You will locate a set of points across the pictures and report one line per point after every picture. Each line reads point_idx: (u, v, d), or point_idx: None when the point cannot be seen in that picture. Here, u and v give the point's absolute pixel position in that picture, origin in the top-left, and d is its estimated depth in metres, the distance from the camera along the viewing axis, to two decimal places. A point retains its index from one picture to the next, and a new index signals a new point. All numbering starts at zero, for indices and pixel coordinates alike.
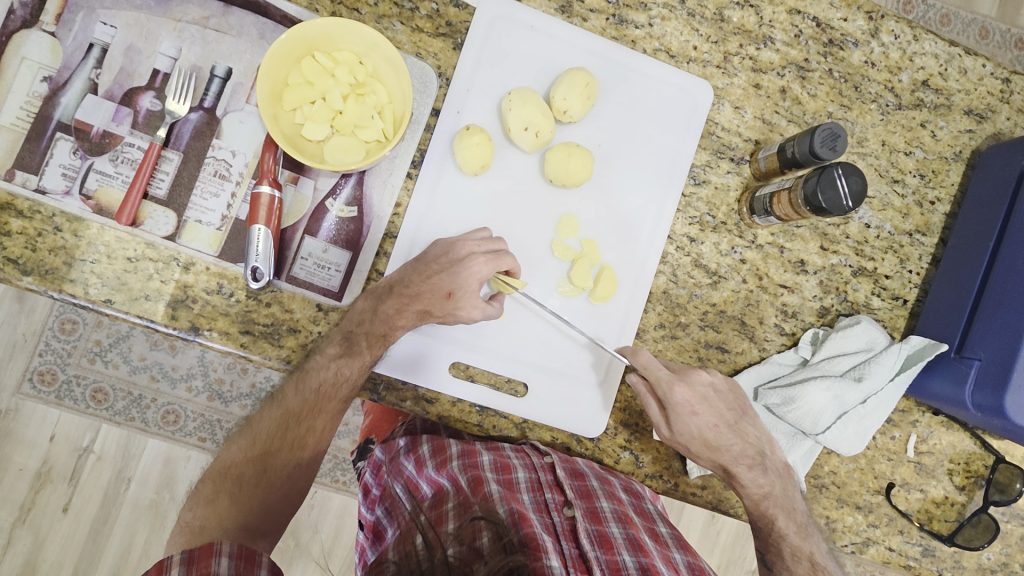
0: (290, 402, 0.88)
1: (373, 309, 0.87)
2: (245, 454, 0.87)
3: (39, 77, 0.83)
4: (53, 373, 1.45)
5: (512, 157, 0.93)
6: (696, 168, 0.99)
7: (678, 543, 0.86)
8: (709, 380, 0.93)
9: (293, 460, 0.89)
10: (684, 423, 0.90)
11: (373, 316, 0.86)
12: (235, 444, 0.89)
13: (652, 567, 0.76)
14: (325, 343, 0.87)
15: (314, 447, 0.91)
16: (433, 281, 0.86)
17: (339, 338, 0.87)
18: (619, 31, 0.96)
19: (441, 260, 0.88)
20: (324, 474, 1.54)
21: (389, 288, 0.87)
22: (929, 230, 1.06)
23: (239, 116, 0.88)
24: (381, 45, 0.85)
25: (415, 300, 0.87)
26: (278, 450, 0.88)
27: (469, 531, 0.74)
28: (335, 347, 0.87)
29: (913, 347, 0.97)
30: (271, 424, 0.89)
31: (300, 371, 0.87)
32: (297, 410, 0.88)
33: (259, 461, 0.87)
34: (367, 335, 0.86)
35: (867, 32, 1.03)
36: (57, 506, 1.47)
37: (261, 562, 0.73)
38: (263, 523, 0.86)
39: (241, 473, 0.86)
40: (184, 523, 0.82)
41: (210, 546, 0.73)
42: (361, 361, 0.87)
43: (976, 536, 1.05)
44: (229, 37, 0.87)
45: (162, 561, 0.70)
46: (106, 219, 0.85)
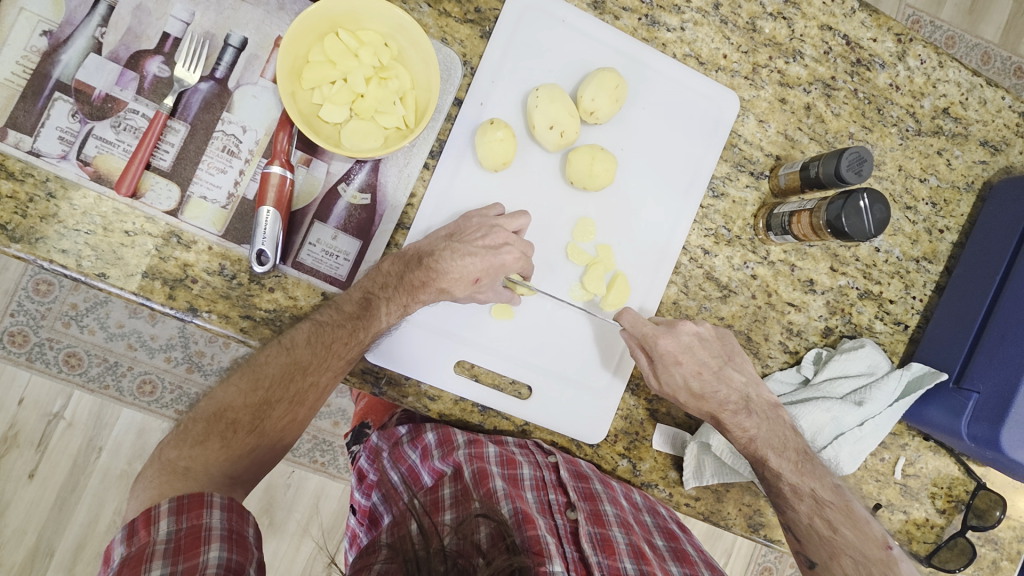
0: (300, 353, 0.81)
1: (399, 274, 0.84)
2: (244, 399, 0.80)
3: (38, 31, 0.78)
4: (25, 335, 1.39)
5: (533, 155, 0.91)
6: (715, 180, 0.98)
7: (675, 555, 0.85)
8: (695, 329, 0.93)
9: (291, 415, 0.83)
10: (670, 372, 0.91)
11: (398, 283, 0.84)
12: (233, 385, 0.80)
13: None
14: (343, 299, 0.83)
15: (312, 404, 0.85)
16: (463, 265, 0.84)
17: (357, 297, 0.83)
18: (650, 33, 0.94)
19: (476, 245, 0.85)
20: (304, 455, 1.51)
21: (417, 258, 0.84)
22: (936, 258, 1.06)
23: (252, 90, 0.83)
24: (408, 28, 0.81)
25: (440, 278, 0.85)
26: (277, 402, 0.81)
27: (469, 525, 0.72)
28: (351, 306, 0.82)
29: (914, 374, 0.98)
30: (275, 372, 0.81)
31: (313, 322, 0.82)
32: (305, 362, 0.81)
33: (257, 410, 0.80)
34: (388, 301, 0.84)
35: (894, 55, 1.02)
36: (22, 471, 1.42)
37: (252, 517, 0.72)
38: (248, 473, 0.79)
39: (236, 419, 0.79)
40: (166, 459, 0.74)
41: (200, 496, 0.70)
42: (377, 325, 0.84)
43: (952, 559, 1.08)
44: (246, 5, 0.82)
45: (151, 509, 0.68)
46: (104, 189, 0.80)
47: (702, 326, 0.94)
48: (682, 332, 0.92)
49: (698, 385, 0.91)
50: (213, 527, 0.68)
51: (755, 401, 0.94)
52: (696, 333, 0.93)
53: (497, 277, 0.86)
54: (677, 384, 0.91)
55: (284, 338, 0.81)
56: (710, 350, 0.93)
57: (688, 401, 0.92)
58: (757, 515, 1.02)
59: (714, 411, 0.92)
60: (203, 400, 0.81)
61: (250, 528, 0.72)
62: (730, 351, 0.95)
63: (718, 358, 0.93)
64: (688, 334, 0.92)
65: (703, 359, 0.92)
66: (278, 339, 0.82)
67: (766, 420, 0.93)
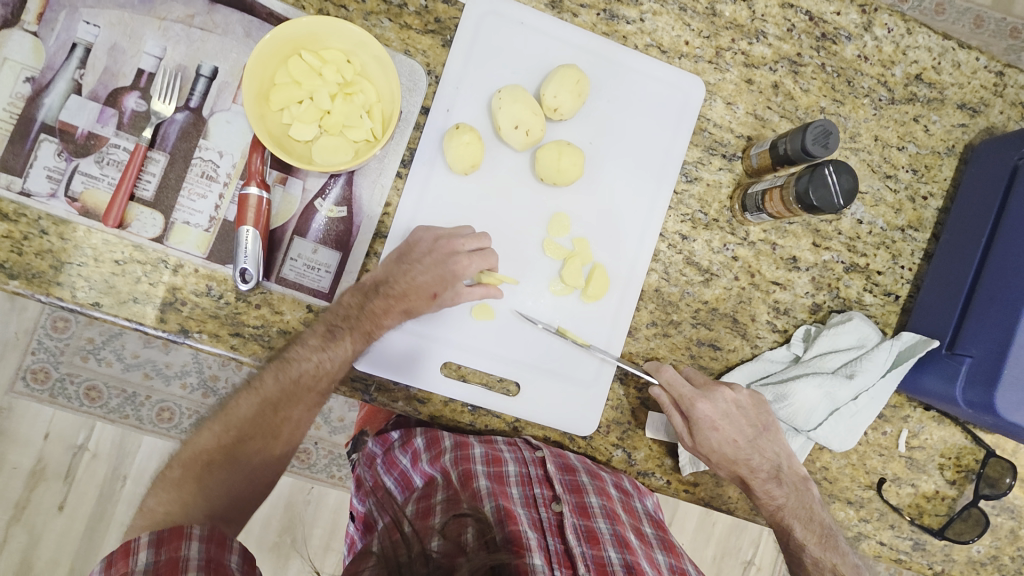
0: (269, 389, 0.84)
1: (360, 304, 0.85)
2: (218, 441, 0.83)
3: (22, 78, 0.82)
4: (46, 372, 1.45)
5: (502, 155, 0.93)
6: (688, 165, 0.99)
7: (662, 544, 0.88)
8: (733, 397, 0.93)
9: (266, 450, 0.86)
10: (707, 442, 0.92)
11: (360, 312, 0.86)
12: (208, 429, 0.83)
13: (637, 566, 0.78)
14: (307, 333, 0.85)
15: (288, 438, 0.88)
16: (420, 282, 0.88)
17: (322, 329, 0.85)
18: (610, 27, 0.95)
19: (427, 258, 0.88)
20: (320, 470, 1.54)
21: (376, 284, 0.86)
22: (921, 225, 1.05)
23: (225, 116, 0.87)
24: (368, 44, 0.83)
25: (402, 299, 0.87)
26: (251, 439, 0.84)
27: (455, 526, 0.73)
28: (316, 338, 0.84)
29: (905, 343, 0.96)
30: (247, 411, 0.84)
31: (280, 359, 0.85)
32: (275, 398, 0.84)
33: (231, 449, 0.83)
34: (351, 330, 0.85)
35: (860, 26, 1.02)
36: (51, 504, 1.47)
37: (233, 546, 0.73)
38: (229, 512, 0.82)
39: (211, 460, 0.82)
40: (146, 507, 0.77)
41: (179, 529, 0.72)
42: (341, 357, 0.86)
43: (966, 530, 1.06)
44: (215, 35, 0.86)
45: (131, 541, 0.69)
46: (93, 222, 0.84)
47: (741, 393, 0.94)
48: (719, 397, 0.92)
49: (731, 451, 0.93)
50: (190, 558, 0.69)
51: (785, 470, 0.95)
52: (734, 401, 0.93)
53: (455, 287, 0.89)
54: (712, 450, 0.92)
55: (254, 379, 0.84)
56: (746, 416, 0.93)
57: (721, 464, 0.94)
58: None
59: (744, 476, 0.94)
60: (180, 446, 0.84)
61: (233, 555, 0.73)
62: (767, 420, 0.94)
63: (755, 427, 0.93)
64: (726, 399, 0.92)
65: (740, 427, 0.92)
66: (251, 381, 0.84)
67: (796, 490, 0.95)
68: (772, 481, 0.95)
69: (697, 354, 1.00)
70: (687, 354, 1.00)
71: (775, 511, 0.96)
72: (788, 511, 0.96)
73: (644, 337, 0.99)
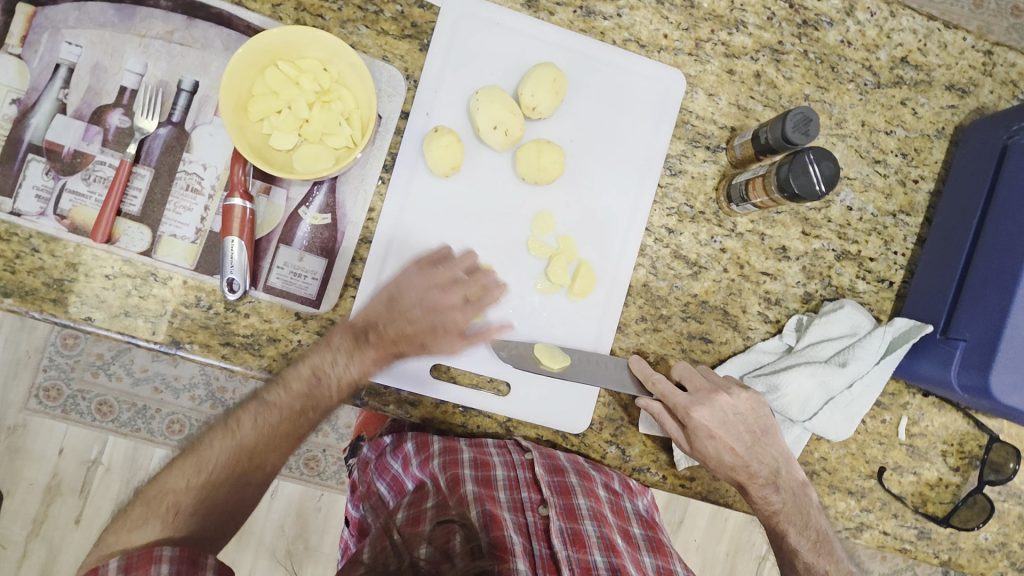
0: (247, 433, 0.83)
1: (350, 349, 0.84)
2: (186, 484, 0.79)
3: (8, 100, 0.84)
4: (58, 389, 1.47)
5: (483, 156, 0.93)
6: (671, 158, 0.98)
7: (650, 545, 0.90)
8: (731, 403, 0.90)
9: (240, 497, 0.83)
10: (704, 447, 0.90)
11: (349, 355, 0.84)
12: (175, 470, 0.80)
13: (622, 569, 0.79)
14: (289, 374, 0.84)
15: (258, 483, 0.86)
16: (411, 330, 0.85)
17: (306, 373, 0.84)
18: (587, 23, 0.95)
19: (417, 303, 0.85)
20: (330, 477, 1.56)
21: (366, 327, 0.85)
22: (913, 210, 1.04)
23: (208, 129, 0.88)
24: (343, 51, 0.84)
25: (393, 345, 0.85)
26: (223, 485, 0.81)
27: (442, 532, 0.72)
28: (299, 382, 0.84)
29: (897, 330, 0.95)
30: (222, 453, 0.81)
31: (259, 402, 0.84)
32: (253, 443, 0.83)
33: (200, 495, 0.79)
34: (337, 378, 0.85)
35: (841, 11, 1.01)
36: (68, 518, 1.49)
37: (205, 564, 0.74)
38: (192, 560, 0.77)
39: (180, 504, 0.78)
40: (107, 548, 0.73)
41: (149, 551, 0.72)
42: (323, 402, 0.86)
43: (972, 517, 1.05)
44: (194, 50, 0.87)
45: (101, 564, 0.70)
46: (82, 238, 0.85)
47: (740, 398, 0.91)
48: (717, 404, 0.90)
49: (730, 460, 0.91)
50: None
51: (784, 476, 0.93)
52: (732, 408, 0.90)
53: (448, 335, 0.86)
54: (709, 457, 0.91)
55: (229, 423, 0.83)
56: (745, 424, 0.91)
57: (719, 470, 0.92)
58: None
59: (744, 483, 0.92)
60: (141, 489, 0.79)
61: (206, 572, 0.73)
62: (765, 425, 0.92)
63: (752, 433, 0.91)
64: (724, 407, 0.90)
65: (738, 435, 0.90)
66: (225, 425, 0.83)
67: (794, 496, 0.94)
68: (772, 475, 0.93)
69: (688, 347, 1.00)
70: (678, 348, 1.00)
71: (774, 508, 0.94)
72: (790, 508, 0.94)
73: (634, 333, 0.98)
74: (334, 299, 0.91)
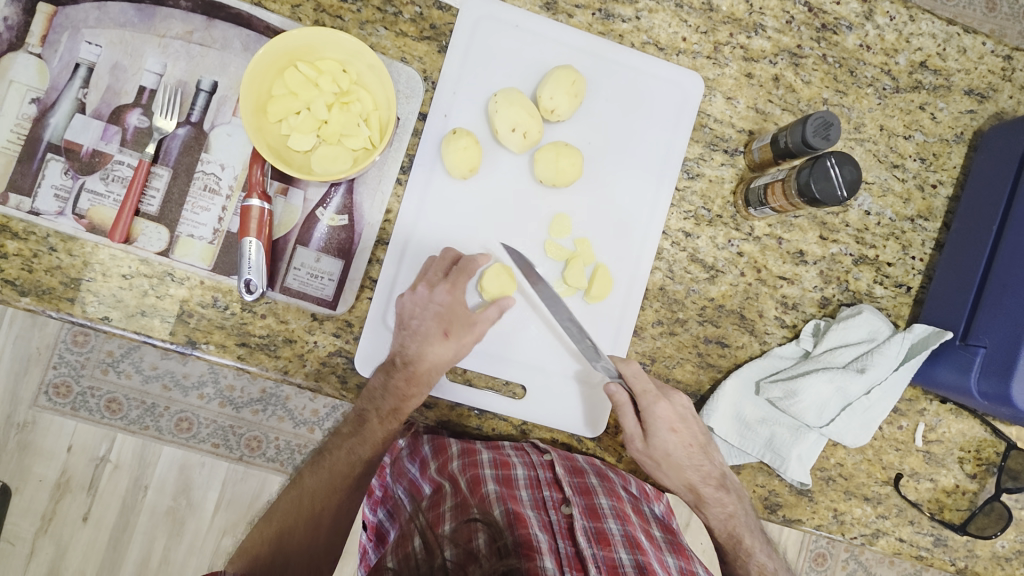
0: (308, 482, 0.87)
1: (384, 382, 0.86)
2: (261, 533, 0.84)
3: (28, 99, 0.84)
4: (67, 385, 1.47)
5: (501, 158, 0.93)
6: (689, 161, 0.98)
7: (671, 547, 0.87)
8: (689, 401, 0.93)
9: (308, 543, 0.85)
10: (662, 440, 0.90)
11: (383, 390, 0.86)
12: (256, 529, 0.85)
13: (649, 566, 0.78)
14: (341, 425, 0.90)
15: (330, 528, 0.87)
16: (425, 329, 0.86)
17: (353, 416, 0.88)
18: (606, 26, 0.95)
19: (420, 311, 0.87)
20: (272, 459, 1.56)
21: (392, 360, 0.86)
22: (932, 215, 1.04)
23: (226, 129, 0.88)
24: (363, 53, 0.84)
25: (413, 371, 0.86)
26: (293, 528, 0.84)
27: (465, 532, 0.75)
28: (348, 426, 0.88)
29: (917, 335, 0.94)
30: (288, 502, 0.86)
31: (316, 457, 0.89)
32: (312, 489, 0.87)
33: (274, 542, 0.83)
34: (378, 412, 0.86)
35: (861, 15, 1.00)
36: (77, 515, 1.49)
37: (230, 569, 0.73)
38: None
39: (257, 553, 0.81)
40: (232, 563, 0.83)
41: None
42: (372, 438, 0.87)
43: (989, 525, 1.04)
44: (214, 50, 0.87)
45: None
46: (99, 238, 0.85)
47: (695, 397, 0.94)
48: (677, 401, 0.92)
49: (682, 456, 0.92)
50: None
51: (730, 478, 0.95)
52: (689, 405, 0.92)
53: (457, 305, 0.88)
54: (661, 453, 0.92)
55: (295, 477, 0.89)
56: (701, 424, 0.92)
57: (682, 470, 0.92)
58: (773, 495, 1.01)
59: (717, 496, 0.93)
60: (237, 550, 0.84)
61: None
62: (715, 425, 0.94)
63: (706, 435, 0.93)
64: (684, 404, 0.92)
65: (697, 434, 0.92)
66: (314, 459, 0.90)
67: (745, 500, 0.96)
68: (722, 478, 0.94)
69: (704, 351, 0.99)
70: (695, 352, 0.99)
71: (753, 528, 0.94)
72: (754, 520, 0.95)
73: (651, 337, 0.98)
74: (350, 301, 0.91)
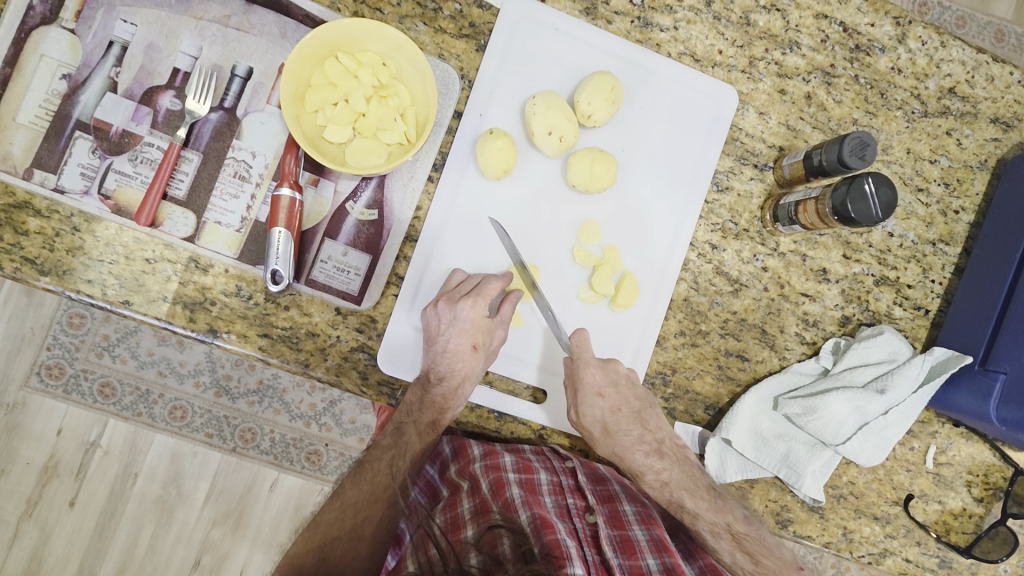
0: (350, 494, 0.85)
1: (420, 399, 0.87)
2: (305, 544, 0.81)
3: (58, 75, 0.82)
4: (61, 367, 1.43)
5: (534, 161, 0.92)
6: (719, 174, 0.98)
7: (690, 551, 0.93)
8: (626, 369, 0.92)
9: (352, 554, 0.80)
10: (592, 406, 0.89)
11: (421, 405, 0.87)
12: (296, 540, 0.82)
13: (676, 567, 0.81)
14: (380, 435, 0.90)
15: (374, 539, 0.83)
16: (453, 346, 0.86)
17: (391, 428, 0.89)
18: (644, 34, 0.95)
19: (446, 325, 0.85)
20: (270, 452, 1.51)
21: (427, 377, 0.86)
22: (953, 239, 1.05)
23: (259, 117, 0.86)
24: (405, 47, 0.83)
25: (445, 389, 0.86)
26: (337, 538, 0.81)
27: (488, 539, 0.77)
28: (387, 438, 0.89)
29: (937, 359, 0.95)
30: (331, 514, 0.84)
31: (357, 470, 0.88)
32: (355, 502, 0.85)
33: (319, 552, 0.80)
34: (416, 425, 0.87)
35: (894, 38, 1.01)
36: (63, 500, 1.45)
37: None
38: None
39: (301, 563, 0.78)
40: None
41: None
42: (412, 450, 0.88)
43: (994, 549, 1.05)
44: (250, 36, 0.86)
45: None
46: (124, 220, 0.84)
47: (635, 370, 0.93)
48: (611, 368, 0.91)
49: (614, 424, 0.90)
50: None
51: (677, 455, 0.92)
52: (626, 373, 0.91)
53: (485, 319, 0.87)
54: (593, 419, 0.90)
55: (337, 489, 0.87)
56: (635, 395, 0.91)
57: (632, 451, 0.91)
58: (785, 511, 1.01)
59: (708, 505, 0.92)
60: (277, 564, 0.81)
61: None
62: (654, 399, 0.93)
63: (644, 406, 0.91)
64: (618, 370, 0.91)
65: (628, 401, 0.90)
66: (355, 473, 0.88)
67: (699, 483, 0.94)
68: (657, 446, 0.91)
69: (725, 364, 0.99)
70: (715, 364, 0.99)
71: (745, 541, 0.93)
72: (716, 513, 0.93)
73: (673, 347, 0.98)
74: (375, 296, 0.89)
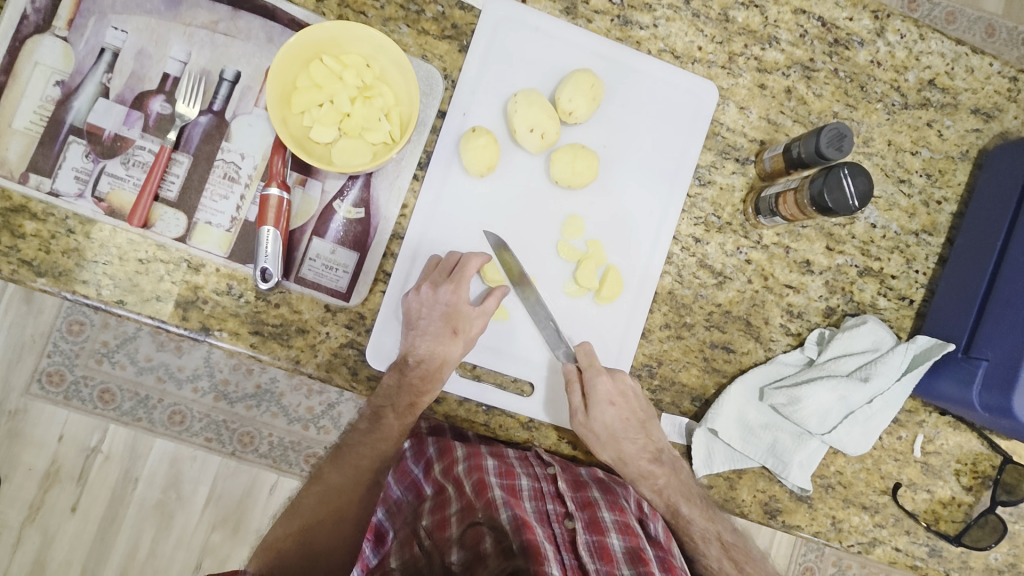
0: (332, 477, 0.87)
1: (398, 382, 0.88)
2: (287, 529, 0.82)
3: (52, 82, 0.84)
4: (60, 374, 1.43)
5: (517, 157, 0.94)
6: (701, 168, 1.00)
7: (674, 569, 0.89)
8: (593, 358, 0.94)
9: (336, 540, 0.82)
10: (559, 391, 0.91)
11: (399, 389, 0.88)
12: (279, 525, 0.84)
13: None
14: (358, 419, 0.91)
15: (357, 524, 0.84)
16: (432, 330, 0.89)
17: (369, 412, 0.90)
18: (624, 32, 0.97)
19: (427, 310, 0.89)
20: (265, 454, 1.52)
21: (405, 360, 0.88)
22: (936, 230, 1.06)
23: (248, 119, 0.89)
24: (387, 48, 0.85)
25: (425, 372, 0.88)
26: (320, 523, 0.83)
27: (472, 535, 0.83)
28: (365, 421, 0.90)
29: (919, 347, 0.97)
30: (313, 499, 0.85)
31: (337, 453, 0.90)
32: (338, 486, 0.86)
33: (301, 537, 0.81)
34: (395, 408, 0.88)
35: (872, 32, 1.02)
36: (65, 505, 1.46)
37: None
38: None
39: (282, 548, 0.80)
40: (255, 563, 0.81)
41: None
42: (393, 433, 0.89)
43: (984, 537, 1.06)
44: (238, 40, 0.88)
45: None
46: (118, 221, 0.86)
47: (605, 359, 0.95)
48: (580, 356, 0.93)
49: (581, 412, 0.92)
50: None
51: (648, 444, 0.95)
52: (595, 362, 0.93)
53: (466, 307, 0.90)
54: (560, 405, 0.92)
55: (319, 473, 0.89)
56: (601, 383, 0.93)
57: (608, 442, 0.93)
58: (773, 501, 1.02)
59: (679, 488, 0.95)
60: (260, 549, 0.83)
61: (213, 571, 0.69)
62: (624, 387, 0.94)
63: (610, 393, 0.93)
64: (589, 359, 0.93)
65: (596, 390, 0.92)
66: (335, 457, 0.90)
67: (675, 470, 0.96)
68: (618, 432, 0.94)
69: (710, 356, 1.01)
70: (701, 356, 1.00)
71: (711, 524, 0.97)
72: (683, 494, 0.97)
73: (658, 339, 0.99)
74: (364, 293, 0.91)
